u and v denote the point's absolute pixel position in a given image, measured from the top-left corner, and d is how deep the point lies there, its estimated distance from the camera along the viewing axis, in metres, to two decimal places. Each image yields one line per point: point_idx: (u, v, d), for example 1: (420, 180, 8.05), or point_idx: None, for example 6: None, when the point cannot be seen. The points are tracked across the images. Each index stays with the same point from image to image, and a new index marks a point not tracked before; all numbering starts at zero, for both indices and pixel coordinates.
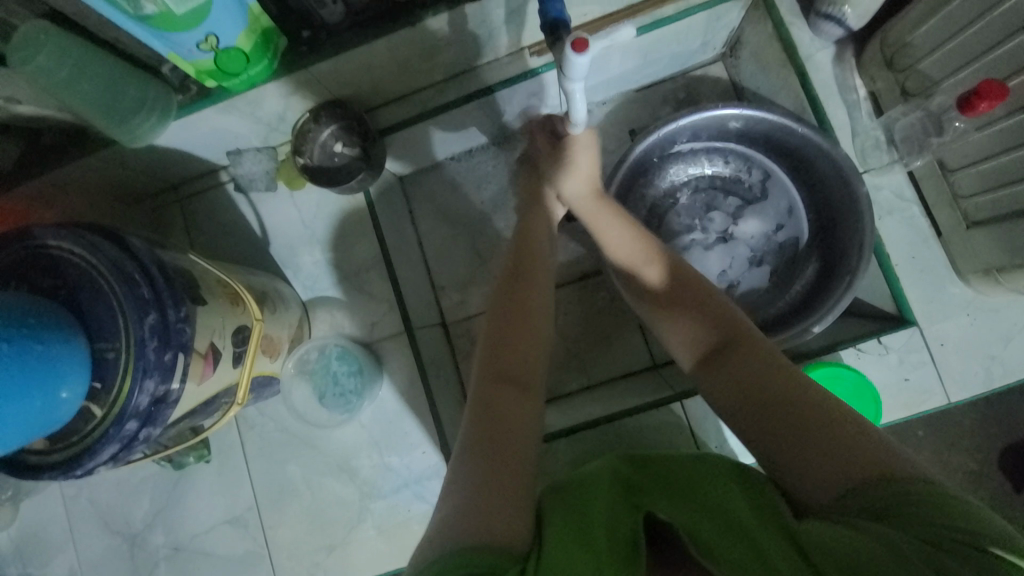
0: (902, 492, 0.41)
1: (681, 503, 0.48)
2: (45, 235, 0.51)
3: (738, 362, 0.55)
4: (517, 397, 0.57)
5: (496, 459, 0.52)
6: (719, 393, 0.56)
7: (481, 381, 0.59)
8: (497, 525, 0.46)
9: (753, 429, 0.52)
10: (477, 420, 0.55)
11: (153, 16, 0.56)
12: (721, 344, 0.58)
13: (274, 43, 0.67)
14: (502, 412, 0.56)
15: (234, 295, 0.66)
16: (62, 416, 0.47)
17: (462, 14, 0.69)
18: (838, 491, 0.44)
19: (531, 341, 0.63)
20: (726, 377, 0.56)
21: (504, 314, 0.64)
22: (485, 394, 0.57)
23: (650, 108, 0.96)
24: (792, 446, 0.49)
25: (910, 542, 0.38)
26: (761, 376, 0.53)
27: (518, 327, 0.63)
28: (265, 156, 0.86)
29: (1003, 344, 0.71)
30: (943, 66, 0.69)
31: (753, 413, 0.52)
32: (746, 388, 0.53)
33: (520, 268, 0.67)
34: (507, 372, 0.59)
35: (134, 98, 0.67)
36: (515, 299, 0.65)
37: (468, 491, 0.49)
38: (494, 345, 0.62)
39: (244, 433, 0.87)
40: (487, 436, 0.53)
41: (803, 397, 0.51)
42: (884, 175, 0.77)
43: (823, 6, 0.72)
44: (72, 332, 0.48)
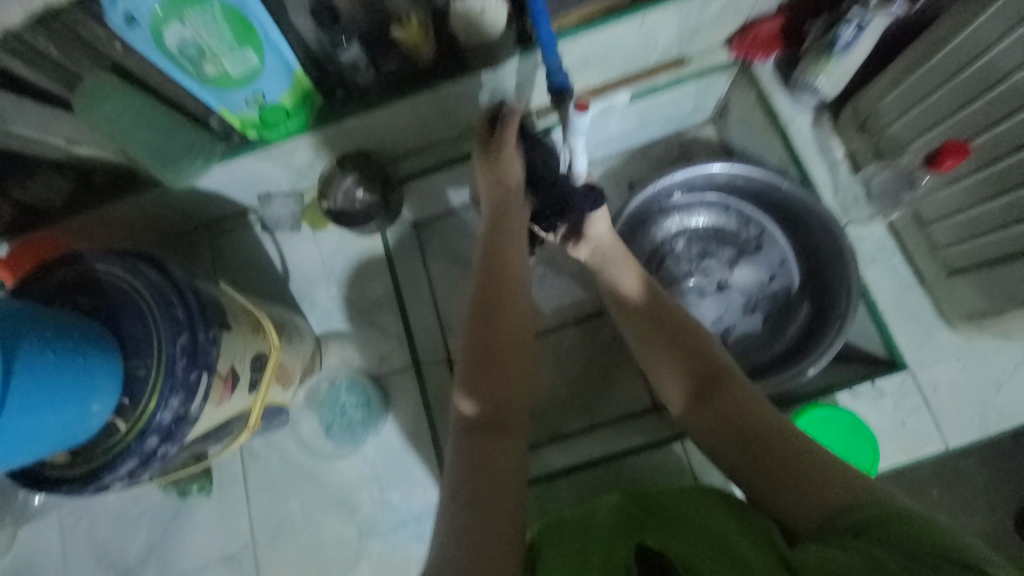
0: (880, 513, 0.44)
1: (676, 535, 0.48)
2: (95, 260, 0.56)
3: (722, 401, 0.59)
4: (504, 440, 0.59)
5: (484, 506, 0.54)
6: (705, 432, 0.60)
7: (463, 423, 0.60)
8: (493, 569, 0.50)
9: (740, 464, 0.56)
10: (467, 463, 0.57)
11: (211, 76, 0.65)
12: (704, 383, 0.61)
13: (312, 101, 0.76)
14: (487, 461, 0.57)
15: (256, 323, 0.70)
16: (90, 428, 0.50)
17: (479, 79, 0.78)
18: (824, 517, 0.48)
19: (521, 378, 0.64)
20: (712, 416, 0.59)
21: (488, 356, 0.63)
22: (468, 442, 0.59)
23: (647, 164, 1.04)
24: (778, 478, 0.53)
25: (892, 559, 0.40)
26: (746, 416, 0.57)
27: (510, 362, 0.64)
28: (292, 200, 0.93)
29: (994, 390, 0.74)
30: (910, 130, 0.75)
31: (740, 449, 0.56)
32: (732, 426, 0.58)
33: (502, 308, 0.67)
34: (495, 413, 0.61)
35: (184, 143, 0.76)
36: (500, 337, 0.64)
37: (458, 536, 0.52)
38: (474, 382, 0.62)
39: (247, 464, 0.87)
40: (473, 481, 0.56)
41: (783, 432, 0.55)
42: (865, 226, 0.84)
43: (799, 78, 0.81)
44: (109, 348, 0.52)
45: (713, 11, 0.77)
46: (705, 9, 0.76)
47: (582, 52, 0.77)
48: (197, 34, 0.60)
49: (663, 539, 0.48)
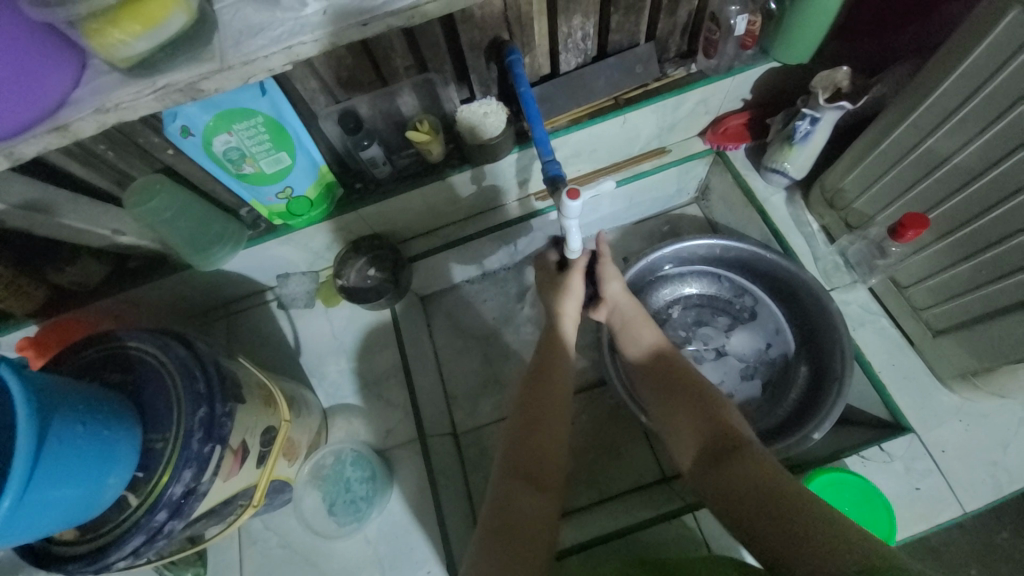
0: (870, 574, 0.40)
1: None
2: (128, 337, 0.61)
3: (733, 465, 0.59)
4: (538, 493, 0.60)
5: (507, 541, 0.55)
6: (715, 495, 0.59)
7: (503, 469, 0.63)
8: None
9: (744, 527, 0.53)
10: (501, 507, 0.59)
11: (249, 174, 0.75)
12: (719, 445, 0.62)
13: (333, 193, 0.86)
14: (516, 507, 0.58)
15: (269, 396, 0.73)
16: (101, 504, 0.51)
17: (481, 171, 0.88)
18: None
19: (558, 434, 0.66)
20: (725, 478, 0.58)
21: (531, 408, 0.67)
22: (505, 485, 0.61)
23: (639, 239, 1.12)
24: (776, 538, 0.49)
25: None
26: (761, 476, 0.55)
27: (536, 423, 0.66)
28: (309, 279, 1.00)
29: (1003, 450, 0.74)
30: (874, 205, 0.82)
31: (745, 510, 0.54)
32: (738, 487, 0.56)
33: (537, 371, 0.71)
34: (532, 464, 0.63)
35: (216, 233, 0.83)
36: (544, 394, 0.68)
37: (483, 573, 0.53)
38: (520, 433, 0.65)
39: (244, 548, 0.84)
40: (503, 524, 0.57)
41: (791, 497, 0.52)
42: (849, 292, 0.89)
43: (768, 163, 0.91)
44: (132, 423, 0.54)
45: (685, 110, 0.89)
46: (677, 109, 0.88)
47: (572, 147, 0.88)
48: (241, 141, 0.70)
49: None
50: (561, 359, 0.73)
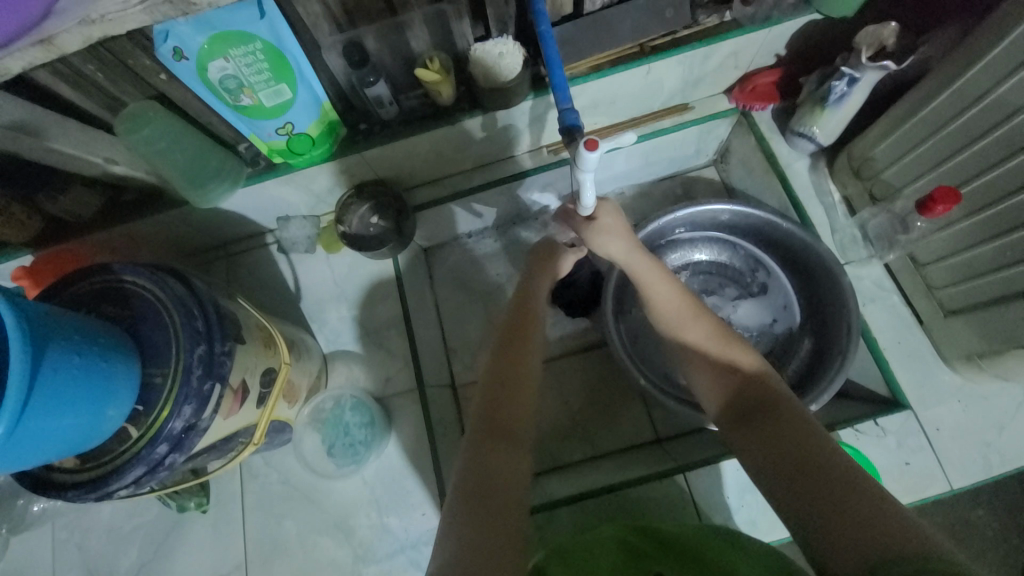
0: (919, 570, 0.40)
1: (689, 570, 0.50)
2: (123, 270, 0.59)
3: (769, 423, 0.57)
4: (510, 453, 0.60)
5: (488, 504, 0.54)
6: (747, 453, 0.57)
7: (473, 432, 0.61)
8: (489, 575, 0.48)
9: (780, 493, 0.52)
10: (478, 471, 0.57)
11: (247, 106, 0.70)
12: (752, 405, 0.59)
13: (337, 132, 0.81)
14: (496, 467, 0.58)
15: (268, 338, 0.73)
16: (103, 432, 0.51)
17: (493, 117, 0.83)
18: (863, 567, 0.43)
19: (530, 397, 0.66)
20: (756, 437, 0.57)
21: (500, 376, 0.66)
22: (481, 450, 0.59)
23: (651, 201, 1.09)
24: (818, 513, 0.48)
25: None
26: (794, 441, 0.54)
27: (513, 382, 0.66)
28: (309, 223, 0.97)
29: (997, 431, 0.74)
30: (901, 176, 0.79)
31: (783, 476, 0.52)
32: (776, 449, 0.54)
33: (515, 332, 0.71)
34: (501, 426, 0.62)
35: (213, 167, 0.80)
36: (512, 357, 0.68)
37: (461, 542, 0.50)
38: (490, 397, 0.64)
39: (245, 482, 0.87)
40: (485, 486, 0.55)
41: (832, 465, 0.51)
42: (863, 267, 0.86)
43: (796, 126, 0.86)
44: (130, 356, 0.54)
45: (714, 62, 0.83)
46: (706, 61, 0.82)
47: (591, 96, 0.83)
48: (238, 68, 0.65)
49: (677, 574, 0.50)
50: (531, 329, 0.72)
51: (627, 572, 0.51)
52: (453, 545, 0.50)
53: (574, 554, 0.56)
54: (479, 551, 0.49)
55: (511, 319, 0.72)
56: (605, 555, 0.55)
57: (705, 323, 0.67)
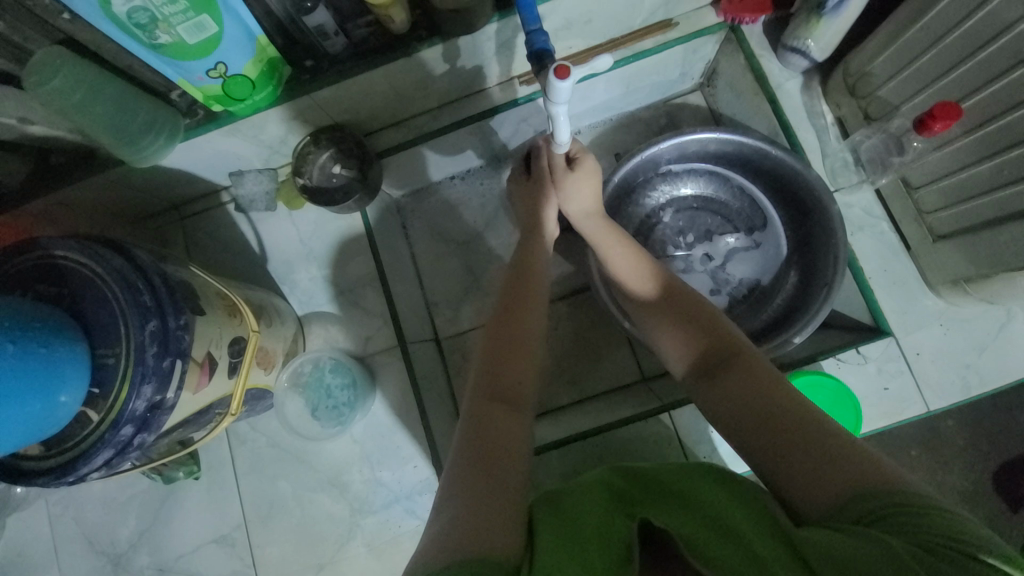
0: (894, 502, 0.43)
1: (678, 515, 0.48)
2: (52, 245, 0.53)
3: (729, 372, 0.58)
4: (513, 417, 0.58)
5: (489, 471, 0.53)
6: (712, 405, 0.59)
7: (475, 400, 0.60)
8: (488, 540, 0.46)
9: (743, 440, 0.54)
10: (477, 430, 0.57)
11: (166, 45, 0.60)
12: (712, 358, 0.61)
13: (280, 71, 0.71)
14: (496, 433, 0.57)
15: (232, 307, 0.68)
16: (59, 420, 0.48)
17: (456, 46, 0.74)
18: (837, 504, 0.46)
19: (530, 364, 0.64)
20: (718, 389, 0.58)
21: (505, 339, 0.65)
22: (483, 413, 0.58)
23: (634, 133, 1.02)
24: (784, 459, 0.50)
25: (907, 548, 0.39)
26: (752, 392, 0.55)
27: (517, 348, 0.64)
28: (266, 177, 0.90)
29: (977, 353, 0.75)
30: (899, 94, 0.74)
31: (748, 424, 0.54)
32: (741, 397, 0.56)
33: (521, 291, 0.70)
34: (506, 394, 0.60)
35: (144, 120, 0.70)
36: (511, 325, 0.66)
37: (464, 510, 0.49)
38: (493, 363, 0.63)
39: (234, 448, 0.87)
40: (486, 454, 0.54)
41: (792, 412, 0.53)
42: (854, 194, 0.83)
43: (789, 41, 0.78)
44: (75, 338, 0.49)
45: None
46: None
47: (563, 15, 0.74)
48: None
49: (666, 519, 0.48)
50: (525, 283, 0.71)
51: (618, 516, 0.50)
52: (452, 509, 0.50)
53: (565, 505, 0.54)
54: (478, 516, 0.48)
55: (515, 272, 0.72)
56: (592, 502, 0.53)
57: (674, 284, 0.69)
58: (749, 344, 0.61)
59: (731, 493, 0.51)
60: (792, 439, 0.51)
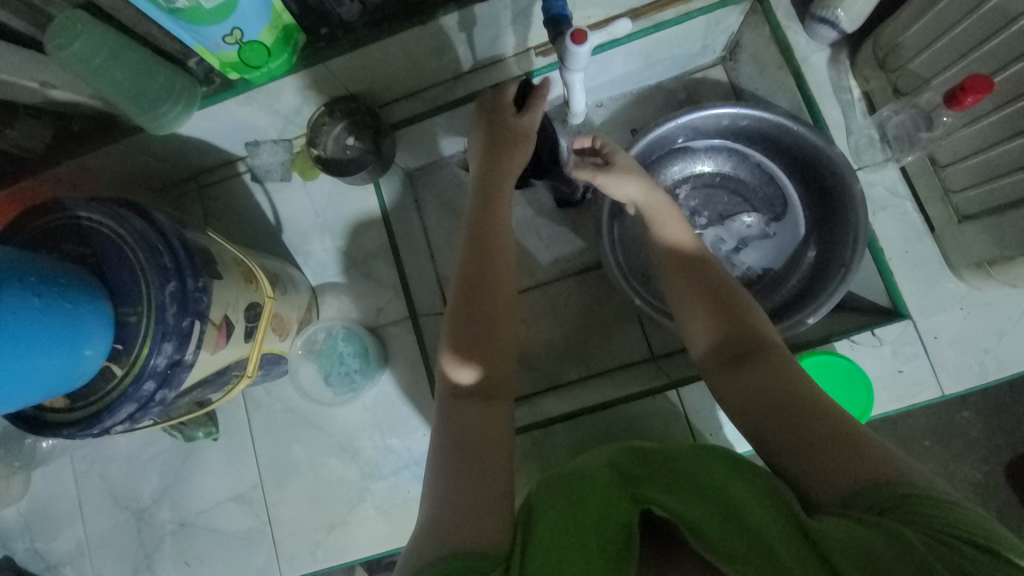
0: (907, 493, 0.44)
1: (678, 499, 0.49)
2: (76, 206, 0.55)
3: (755, 365, 0.57)
4: (491, 406, 0.58)
5: (472, 462, 0.53)
6: (734, 396, 0.57)
7: (451, 391, 0.59)
8: (481, 536, 0.49)
9: (762, 430, 0.54)
10: (455, 423, 0.56)
11: (183, 9, 0.59)
12: (739, 349, 0.59)
13: (294, 39, 0.71)
14: (473, 424, 0.56)
15: (248, 272, 0.70)
16: (84, 373, 0.50)
17: (471, 13, 0.72)
18: (847, 492, 0.46)
19: (506, 344, 0.62)
20: (743, 382, 0.57)
21: (477, 323, 0.62)
22: (455, 408, 0.57)
23: (651, 108, 0.99)
24: (804, 452, 0.50)
25: (925, 541, 0.40)
26: (779, 386, 0.54)
27: (491, 329, 0.62)
28: (281, 148, 0.90)
29: (997, 338, 0.73)
30: (931, 66, 0.71)
31: (766, 417, 0.54)
32: (767, 393, 0.54)
33: (480, 265, 0.64)
34: (490, 384, 0.59)
35: (162, 86, 0.71)
36: (484, 311, 0.62)
37: (457, 505, 0.51)
38: (465, 350, 0.61)
39: (251, 412, 0.90)
40: (467, 447, 0.54)
41: (818, 409, 0.52)
42: (878, 172, 0.80)
43: (817, 10, 0.75)
44: (98, 296, 0.51)
45: None
46: None
47: None
48: None
49: (667, 506, 0.48)
50: (503, 255, 0.66)
51: (621, 498, 0.51)
52: (444, 501, 0.52)
53: (569, 483, 0.56)
54: (469, 511, 0.50)
55: None
56: (597, 478, 0.55)
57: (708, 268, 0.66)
58: (780, 343, 0.59)
59: (740, 473, 0.51)
60: (819, 437, 0.50)
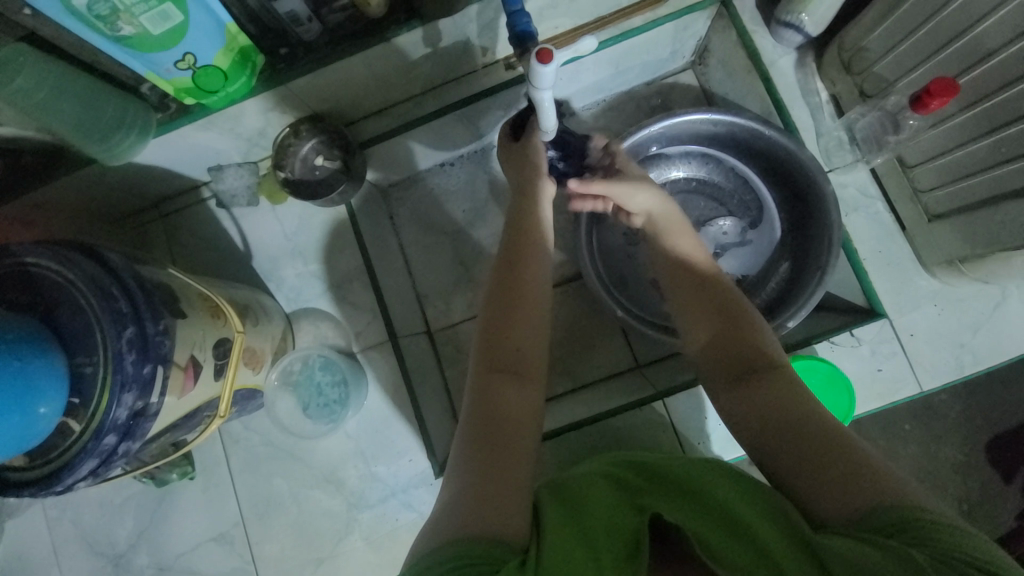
0: (911, 516, 0.43)
1: (685, 508, 0.49)
2: (22, 251, 0.51)
3: (760, 381, 0.58)
4: (519, 388, 0.58)
5: (497, 447, 0.52)
6: (740, 410, 0.58)
7: (479, 370, 0.59)
8: (499, 519, 0.47)
9: (769, 447, 0.54)
10: (486, 404, 0.56)
11: (129, 36, 0.56)
12: (745, 364, 0.60)
13: (253, 60, 0.68)
14: (501, 407, 0.56)
15: (215, 307, 0.67)
16: (40, 432, 0.47)
17: (436, 29, 0.71)
18: (854, 515, 0.45)
19: (537, 328, 0.62)
20: (749, 397, 0.57)
21: (510, 305, 0.62)
22: (485, 386, 0.57)
23: (625, 115, 0.99)
24: (809, 471, 0.50)
25: (930, 561, 0.39)
26: (783, 403, 0.55)
27: (520, 313, 0.62)
28: (247, 171, 0.87)
29: (970, 333, 0.75)
30: (895, 68, 0.72)
31: (774, 434, 0.53)
32: (772, 410, 0.55)
33: (514, 253, 0.65)
34: (510, 364, 0.59)
35: (112, 116, 0.68)
36: (515, 292, 0.63)
37: (474, 488, 0.49)
38: (496, 331, 0.61)
39: (228, 447, 0.86)
40: (491, 427, 0.54)
41: (823, 428, 0.52)
42: (849, 173, 0.80)
43: (783, 15, 0.76)
44: (49, 349, 0.48)
45: None
46: None
47: None
48: None
49: (678, 514, 0.48)
50: (537, 246, 0.67)
51: (627, 508, 0.50)
52: (460, 486, 0.50)
53: (570, 496, 0.54)
54: (486, 495, 0.48)
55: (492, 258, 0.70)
56: (601, 492, 0.54)
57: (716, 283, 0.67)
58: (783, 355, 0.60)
59: (738, 483, 0.51)
60: (824, 455, 0.50)
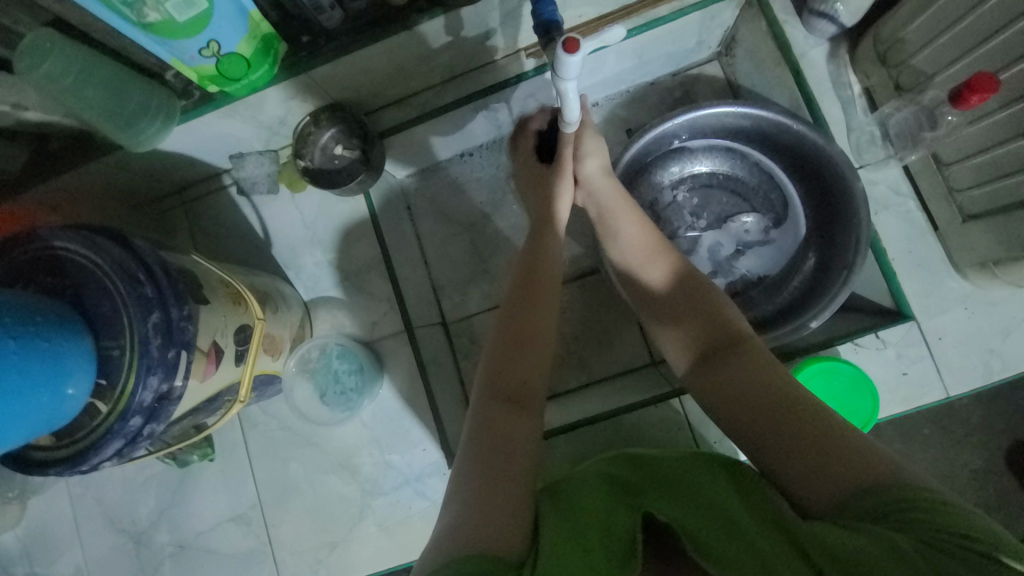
0: (903, 498, 0.42)
1: (678, 508, 0.48)
2: (52, 235, 0.52)
3: (729, 363, 0.57)
4: (523, 416, 0.57)
5: (502, 467, 0.52)
6: (712, 397, 0.57)
7: (483, 395, 0.59)
8: (496, 532, 0.46)
9: (743, 432, 0.53)
10: (489, 427, 0.56)
11: (154, 23, 0.56)
12: (715, 348, 0.60)
13: (275, 48, 0.68)
14: (504, 430, 0.55)
15: (236, 294, 0.68)
16: (68, 412, 0.48)
17: (458, 17, 0.70)
18: (843, 500, 0.45)
19: (541, 349, 0.63)
20: (718, 381, 0.57)
21: (512, 329, 0.63)
22: (487, 410, 0.57)
23: (647, 107, 0.97)
24: (787, 455, 0.49)
25: (920, 545, 0.39)
26: (755, 383, 0.54)
27: (528, 334, 0.63)
28: (267, 159, 0.88)
29: (1002, 338, 0.72)
30: (934, 62, 0.69)
31: (749, 418, 0.53)
32: (744, 392, 0.54)
33: (530, 277, 0.67)
34: (514, 386, 0.59)
35: (138, 103, 0.68)
36: (523, 313, 0.64)
37: (476, 507, 0.48)
38: (496, 356, 0.62)
39: (246, 431, 0.88)
40: (493, 448, 0.53)
41: (799, 407, 0.51)
42: (879, 170, 0.78)
43: (816, 4, 0.73)
44: (78, 332, 0.49)
45: None
46: None
47: None
48: None
49: (668, 512, 0.47)
50: (547, 268, 0.68)
51: (621, 509, 0.50)
52: (461, 503, 0.49)
53: (568, 492, 0.54)
54: (488, 513, 0.47)
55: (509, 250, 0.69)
56: (595, 488, 0.54)
57: (683, 273, 0.67)
58: (754, 334, 0.60)
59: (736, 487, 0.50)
60: (801, 436, 0.49)
